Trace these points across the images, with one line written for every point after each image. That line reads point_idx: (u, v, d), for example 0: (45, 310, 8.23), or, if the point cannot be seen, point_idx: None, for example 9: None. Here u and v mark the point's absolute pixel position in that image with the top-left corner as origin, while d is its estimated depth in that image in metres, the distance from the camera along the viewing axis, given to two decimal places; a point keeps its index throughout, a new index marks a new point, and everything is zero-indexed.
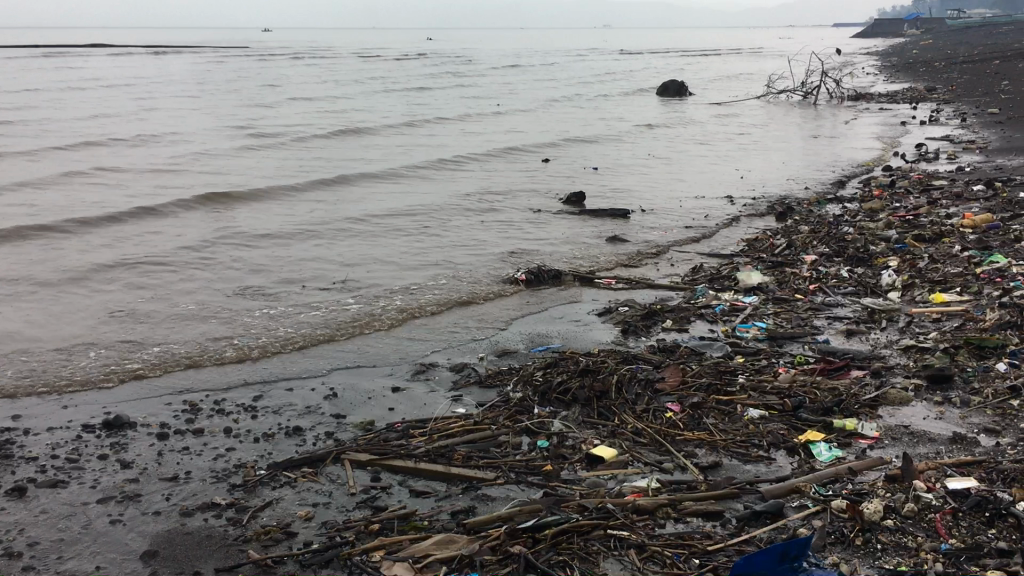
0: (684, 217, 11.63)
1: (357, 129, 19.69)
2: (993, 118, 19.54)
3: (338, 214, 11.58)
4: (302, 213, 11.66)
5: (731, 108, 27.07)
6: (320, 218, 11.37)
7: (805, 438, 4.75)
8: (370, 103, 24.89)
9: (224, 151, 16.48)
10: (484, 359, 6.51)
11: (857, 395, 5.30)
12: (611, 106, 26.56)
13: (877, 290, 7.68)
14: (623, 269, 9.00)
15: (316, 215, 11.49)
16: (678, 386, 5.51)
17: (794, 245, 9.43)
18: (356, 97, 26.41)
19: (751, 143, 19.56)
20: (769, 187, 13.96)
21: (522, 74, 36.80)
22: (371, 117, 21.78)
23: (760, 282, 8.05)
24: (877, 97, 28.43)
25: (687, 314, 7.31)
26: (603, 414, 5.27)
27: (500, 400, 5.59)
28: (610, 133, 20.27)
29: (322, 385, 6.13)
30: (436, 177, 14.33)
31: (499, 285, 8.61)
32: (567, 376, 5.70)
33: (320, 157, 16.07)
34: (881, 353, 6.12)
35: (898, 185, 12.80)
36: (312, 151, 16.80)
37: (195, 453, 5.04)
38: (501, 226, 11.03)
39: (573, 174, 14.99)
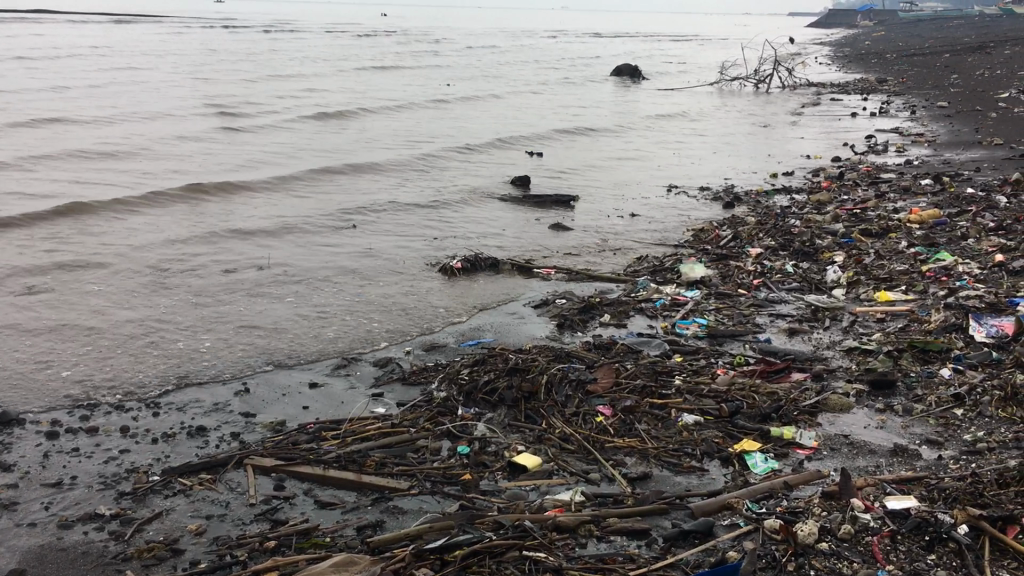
0: (631, 207, 11.35)
1: (301, 107, 19.09)
2: (942, 112, 19.57)
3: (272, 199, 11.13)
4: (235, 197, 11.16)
5: (684, 94, 26.89)
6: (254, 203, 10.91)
7: (739, 447, 4.49)
8: (318, 80, 24.27)
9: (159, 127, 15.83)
10: (410, 353, 6.16)
11: (796, 401, 5.06)
12: (564, 89, 26.24)
13: (821, 287, 7.47)
14: (564, 260, 8.69)
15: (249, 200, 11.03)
16: (610, 387, 5.22)
17: (740, 237, 9.21)
18: (303, 74, 25.71)
19: (703, 132, 19.37)
20: (718, 177, 13.75)
21: (476, 54, 36.24)
22: (317, 96, 21.22)
23: (703, 276, 7.80)
24: (829, 87, 28.46)
25: (627, 308, 7.03)
26: (530, 418, 4.96)
27: (423, 400, 5.26)
28: (561, 119, 19.97)
29: (234, 380, 5.74)
30: (379, 160, 13.89)
31: (434, 274, 8.25)
32: (495, 375, 5.37)
33: (260, 137, 15.54)
34: (822, 354, 5.90)
35: (847, 178, 12.66)
36: (252, 130, 16.23)
37: (85, 455, 4.61)
38: (441, 214, 10.66)
39: (521, 161, 14.65)
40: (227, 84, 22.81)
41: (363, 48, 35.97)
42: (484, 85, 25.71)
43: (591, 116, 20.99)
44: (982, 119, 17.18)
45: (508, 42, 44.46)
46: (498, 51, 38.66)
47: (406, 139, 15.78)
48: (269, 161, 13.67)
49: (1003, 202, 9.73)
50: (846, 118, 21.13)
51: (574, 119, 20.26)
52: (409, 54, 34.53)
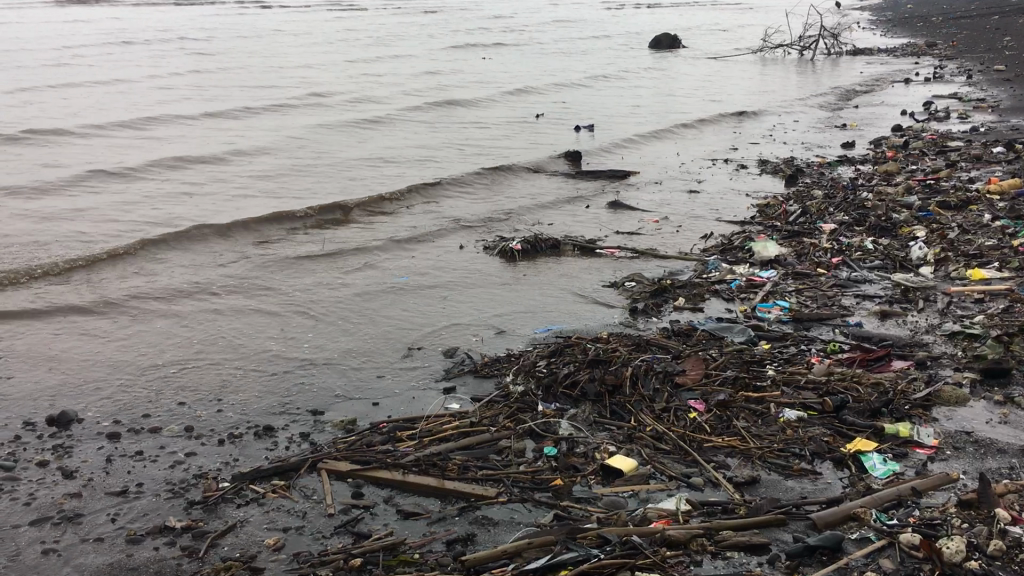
0: (689, 181, 10.89)
1: (337, 83, 18.70)
2: (1001, 75, 18.81)
3: (317, 180, 10.82)
4: (280, 178, 10.85)
5: (726, 63, 26.18)
6: (299, 186, 10.62)
7: (853, 447, 4.12)
8: (351, 55, 23.88)
9: (196, 105, 15.52)
10: (478, 342, 5.84)
11: (905, 393, 4.67)
12: (602, 59, 25.63)
13: (906, 265, 7.04)
14: (626, 239, 8.29)
15: (294, 183, 10.73)
16: (701, 378, 4.87)
17: (809, 211, 8.76)
18: (336, 50, 25.28)
19: (750, 101, 18.73)
20: (774, 147, 13.21)
21: (510, 25, 35.58)
22: (352, 70, 20.84)
23: (778, 255, 7.38)
24: (875, 52, 27.60)
25: (702, 291, 6.64)
26: (617, 414, 4.62)
27: (499, 396, 4.94)
28: (602, 91, 19.46)
29: (298, 373, 5.46)
30: (423, 138, 13.51)
31: (492, 257, 7.92)
32: (575, 367, 5.03)
33: (299, 113, 15.23)
34: (922, 340, 5.49)
35: (912, 146, 12.09)
36: (290, 106, 15.87)
37: (149, 460, 4.33)
38: (492, 197, 10.30)
39: (568, 136, 14.20)
40: (261, 60, 22.46)
41: (394, 22, 35.41)
42: (521, 57, 25.15)
43: (633, 87, 20.43)
44: None
45: (540, 13, 43.66)
46: (531, 22, 37.92)
47: (448, 116, 15.41)
48: (310, 139, 13.34)
49: None
50: (897, 84, 20.38)
51: (616, 91, 19.67)
52: (441, 27, 33.96)
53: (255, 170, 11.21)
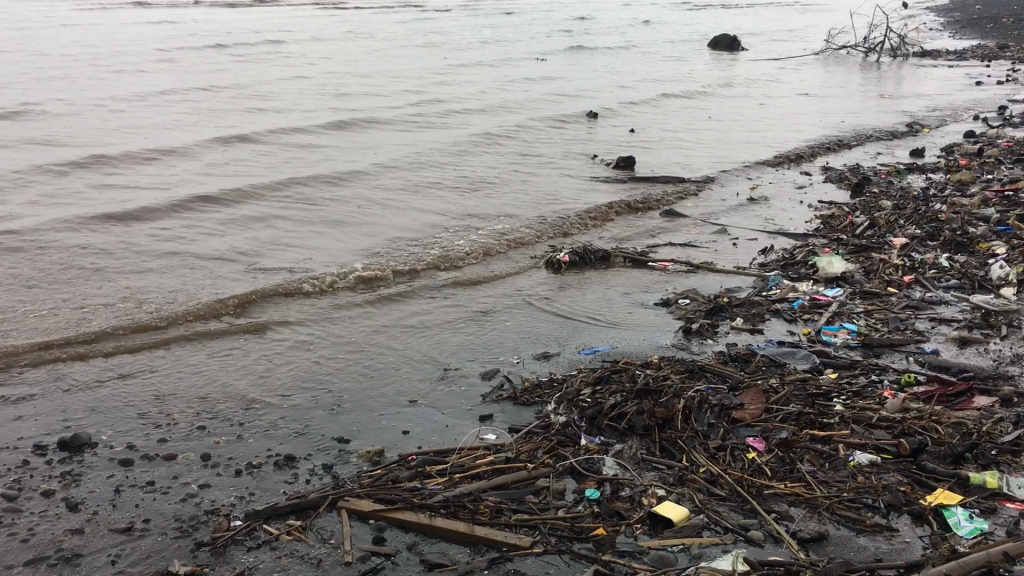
0: (747, 189, 10.38)
1: (387, 87, 18.50)
2: None
3: (362, 185, 10.54)
4: (324, 183, 10.59)
5: (787, 66, 25.42)
6: (343, 190, 10.35)
7: (934, 500, 3.66)
8: (404, 60, 23.68)
9: (246, 111, 15.40)
10: (519, 364, 5.47)
11: (991, 434, 4.18)
12: (658, 62, 25.07)
13: (986, 285, 6.49)
14: (681, 251, 7.84)
15: (338, 187, 10.47)
16: (760, 412, 4.43)
17: (877, 224, 8.23)
18: (388, 53, 25.13)
19: (810, 105, 18.05)
20: (837, 154, 12.61)
21: (565, 28, 35.13)
22: (404, 75, 20.63)
23: (844, 271, 6.88)
24: (944, 55, 26.58)
25: (762, 310, 6.17)
26: (667, 452, 4.22)
27: (539, 427, 4.56)
28: (658, 93, 18.93)
29: (326, 396, 5.14)
30: (471, 140, 13.17)
31: (539, 270, 7.54)
32: (622, 397, 4.63)
33: (348, 117, 15.00)
34: (1007, 372, 4.99)
35: (986, 154, 11.40)
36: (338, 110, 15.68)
37: (159, 492, 4.04)
38: (541, 203, 9.91)
39: (620, 139, 13.74)
40: (313, 64, 22.37)
41: (447, 23, 35.26)
42: (575, 60, 24.70)
43: (688, 89, 19.86)
44: None
45: (595, 14, 43.10)
46: (586, 24, 37.40)
47: (499, 119, 15.05)
48: (357, 142, 13.09)
49: None
50: (967, 87, 19.50)
51: (671, 92, 19.12)
52: (495, 28, 33.67)
53: (299, 172, 10.98)
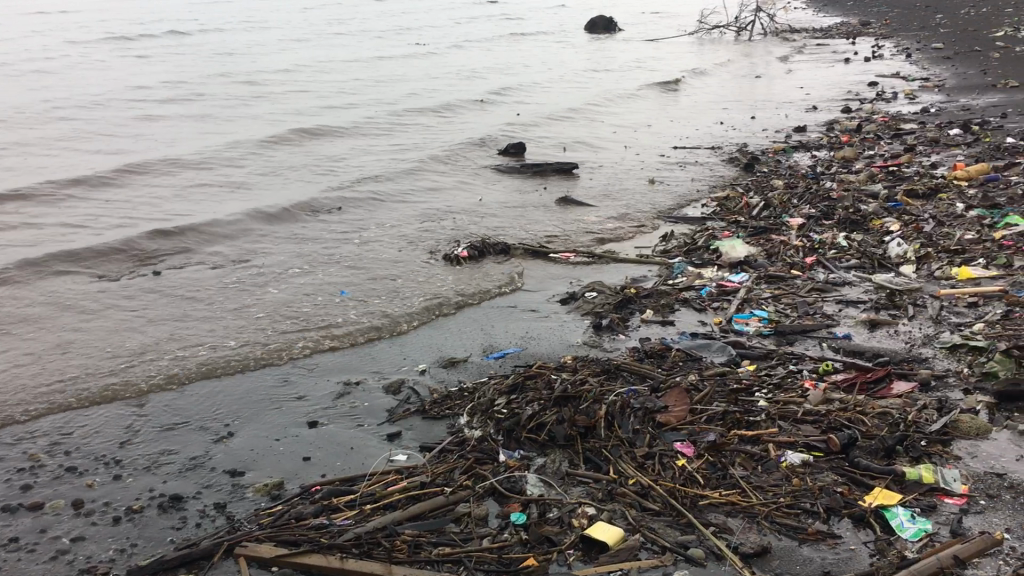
0: (641, 173, 10.25)
1: (263, 85, 17.76)
2: (939, 53, 18.51)
3: (242, 195, 9.98)
4: (202, 198, 10.00)
5: (662, 47, 25.59)
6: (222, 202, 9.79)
7: (875, 501, 3.51)
8: (276, 54, 22.77)
9: (108, 117, 14.46)
10: (425, 373, 5.12)
11: (918, 424, 4.08)
12: (537, 48, 24.88)
13: (886, 264, 6.47)
14: (581, 240, 7.61)
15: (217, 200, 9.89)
16: (686, 414, 4.21)
17: (772, 204, 8.18)
18: (261, 47, 24.21)
19: (692, 85, 18.13)
20: (723, 133, 12.63)
21: (440, 16, 34.58)
22: (277, 70, 19.81)
23: (747, 256, 6.77)
24: (811, 32, 27.24)
25: (670, 301, 5.99)
26: (592, 464, 3.96)
27: (453, 443, 4.23)
28: (539, 81, 18.73)
29: (214, 423, 4.68)
30: (354, 141, 12.69)
31: (435, 266, 7.17)
32: (540, 406, 4.34)
33: (221, 121, 14.26)
34: (921, 355, 4.94)
35: (866, 130, 11.55)
36: (211, 112, 14.93)
37: (25, 550, 3.54)
38: (432, 197, 9.54)
39: (507, 128, 13.46)
40: (180, 61, 21.26)
41: (321, 13, 34.34)
42: (453, 49, 24.23)
43: (571, 75, 19.71)
44: (988, 61, 16.09)
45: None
46: (462, 10, 36.90)
47: (381, 114, 14.56)
48: (233, 143, 12.44)
49: None
50: (837, 64, 19.92)
51: (554, 79, 18.97)
52: (369, 18, 32.86)
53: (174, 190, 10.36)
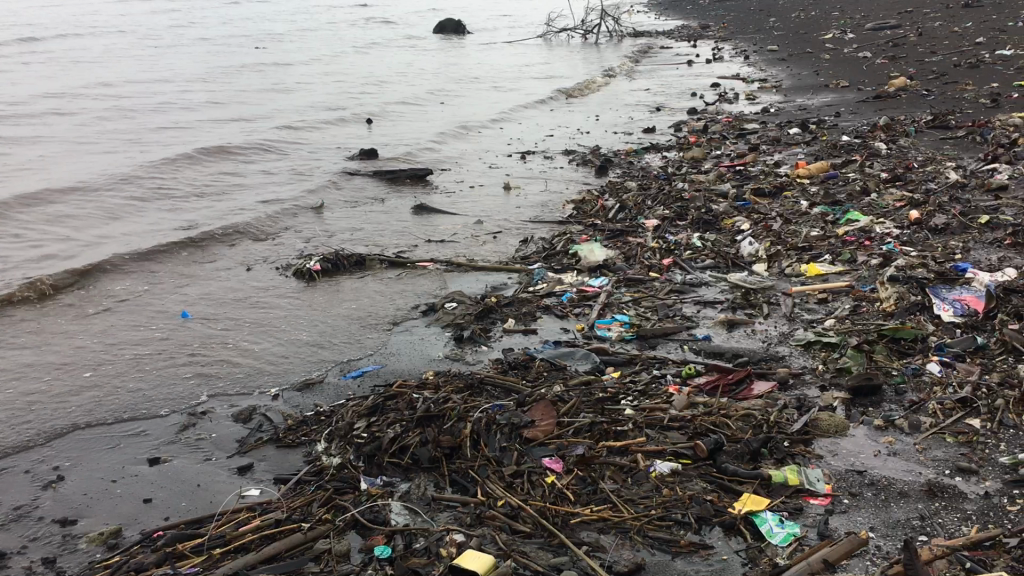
0: (497, 177, 10.17)
1: (96, 95, 16.76)
2: (775, 55, 19.30)
3: (76, 212, 9.31)
4: (29, 215, 9.25)
5: (512, 50, 25.70)
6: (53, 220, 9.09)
7: (744, 507, 3.48)
8: (110, 62, 21.58)
9: None
10: (279, 398, 4.83)
11: (780, 425, 4.12)
12: (387, 53, 24.54)
13: (739, 262, 6.59)
14: (439, 249, 7.44)
15: (47, 216, 9.18)
16: (554, 427, 4.10)
17: (627, 206, 8.23)
18: (93, 54, 22.89)
19: (543, 88, 18.22)
20: (575, 136, 12.70)
21: (286, 20, 33.67)
22: (111, 79, 18.75)
23: (606, 259, 6.76)
24: (655, 35, 27.96)
25: (532, 308, 5.89)
26: (459, 486, 3.79)
27: (311, 473, 3.97)
28: (390, 86, 18.44)
29: (42, 468, 4.27)
30: (197, 146, 12.05)
31: (288, 281, 6.84)
32: (402, 428, 4.14)
33: (50, 135, 13.34)
34: (778, 354, 5.02)
35: (711, 130, 11.84)
36: (37, 126, 13.96)
37: None
38: (282, 207, 9.15)
39: (358, 136, 13.13)
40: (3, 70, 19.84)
41: (158, 18, 32.82)
42: (300, 55, 23.58)
43: (421, 80, 19.50)
44: (819, 62, 16.85)
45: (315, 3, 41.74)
46: (308, 15, 36.05)
47: (226, 125, 13.97)
48: (64, 159, 11.65)
49: (883, 149, 9.40)
50: (681, 66, 20.47)
51: (404, 85, 18.70)
52: (210, 23, 31.63)
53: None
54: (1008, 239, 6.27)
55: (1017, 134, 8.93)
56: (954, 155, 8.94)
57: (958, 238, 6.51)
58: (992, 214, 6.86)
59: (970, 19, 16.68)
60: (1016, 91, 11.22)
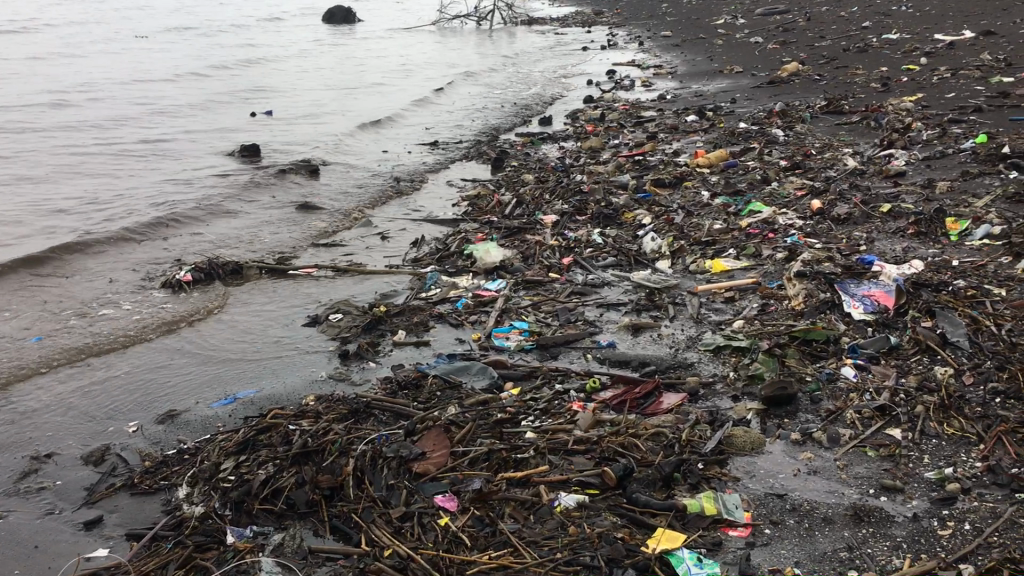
0: (388, 173, 9.65)
1: None
2: (668, 40, 19.22)
3: None
4: None
5: (404, 39, 25.01)
6: None
7: (658, 546, 3.14)
8: None
9: None
10: (138, 434, 4.28)
11: (692, 444, 3.81)
12: (274, 46, 23.57)
13: (642, 259, 6.29)
14: (325, 253, 6.93)
15: None
16: (446, 459, 3.69)
17: (524, 201, 7.85)
18: None
19: (435, 79, 17.67)
20: (470, 127, 12.25)
21: (166, 15, 32.14)
22: None
23: (503, 260, 6.36)
24: (549, 22, 27.65)
25: (424, 317, 5.45)
26: (341, 534, 3.34)
27: (170, 526, 3.46)
28: (277, 81, 17.64)
29: None
30: (64, 155, 11.19)
31: (158, 296, 6.23)
32: (275, 468, 3.67)
33: None
34: (686, 360, 4.72)
35: (609, 118, 11.55)
36: None
37: None
38: (154, 212, 8.44)
39: (240, 134, 12.40)
40: None
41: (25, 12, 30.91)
42: (183, 52, 22.43)
43: (309, 73, 18.74)
44: (712, 48, 16.80)
45: None
46: (189, 8, 34.56)
47: (99, 126, 13.04)
48: None
49: (781, 136, 9.27)
50: (575, 53, 20.21)
51: (294, 79, 17.92)
52: (84, 20, 29.92)
53: None
54: (911, 228, 6.15)
55: (910, 119, 8.93)
56: (850, 141, 8.87)
57: (862, 228, 6.37)
58: (893, 202, 6.76)
59: (855, 4, 16.91)
60: (904, 76, 11.32)
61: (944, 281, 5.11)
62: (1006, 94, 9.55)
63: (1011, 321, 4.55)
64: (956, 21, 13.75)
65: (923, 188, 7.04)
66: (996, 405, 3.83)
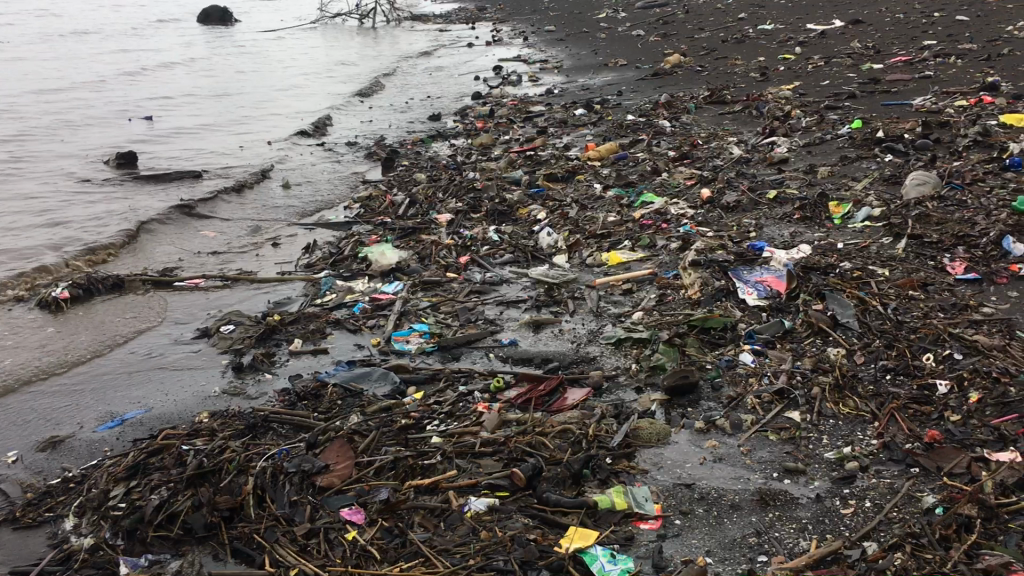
0: (276, 177, 9.39)
1: None
2: (553, 35, 19.33)
3: None
4: None
5: (285, 39, 24.42)
6: None
7: (571, 544, 3.11)
8: None
9: None
10: (17, 465, 4.02)
11: (599, 439, 3.80)
12: (148, 50, 22.70)
13: (539, 254, 6.27)
14: (212, 263, 6.67)
15: None
16: (351, 471, 3.58)
17: (418, 201, 7.74)
18: None
19: (320, 79, 17.32)
20: (357, 127, 12.04)
21: (29, 19, 30.59)
22: None
23: (399, 262, 6.25)
24: (433, 19, 27.46)
25: (321, 324, 5.30)
26: (243, 556, 3.19)
27: (57, 561, 3.25)
28: (153, 86, 16.98)
29: None
30: None
31: (33, 315, 5.88)
32: (170, 492, 3.49)
33: None
34: (589, 354, 4.72)
35: (498, 114, 11.52)
36: None
37: None
38: (24, 226, 7.98)
39: (115, 142, 11.88)
40: None
41: None
42: (50, 59, 21.38)
43: (187, 77, 18.11)
44: (596, 41, 16.97)
45: None
46: (54, 11, 32.97)
47: None
48: None
49: (668, 127, 9.41)
50: (461, 49, 20.12)
51: (171, 84, 17.29)
52: None
53: None
54: (797, 213, 6.32)
55: (789, 108, 9.20)
56: (734, 130, 9.07)
57: (750, 215, 6.51)
58: (778, 188, 6.93)
59: None
60: (781, 65, 11.67)
61: (831, 264, 5.26)
62: (877, 80, 9.94)
63: (896, 301, 4.72)
64: (826, 11, 14.26)
65: (806, 174, 7.25)
66: (886, 383, 3.96)
